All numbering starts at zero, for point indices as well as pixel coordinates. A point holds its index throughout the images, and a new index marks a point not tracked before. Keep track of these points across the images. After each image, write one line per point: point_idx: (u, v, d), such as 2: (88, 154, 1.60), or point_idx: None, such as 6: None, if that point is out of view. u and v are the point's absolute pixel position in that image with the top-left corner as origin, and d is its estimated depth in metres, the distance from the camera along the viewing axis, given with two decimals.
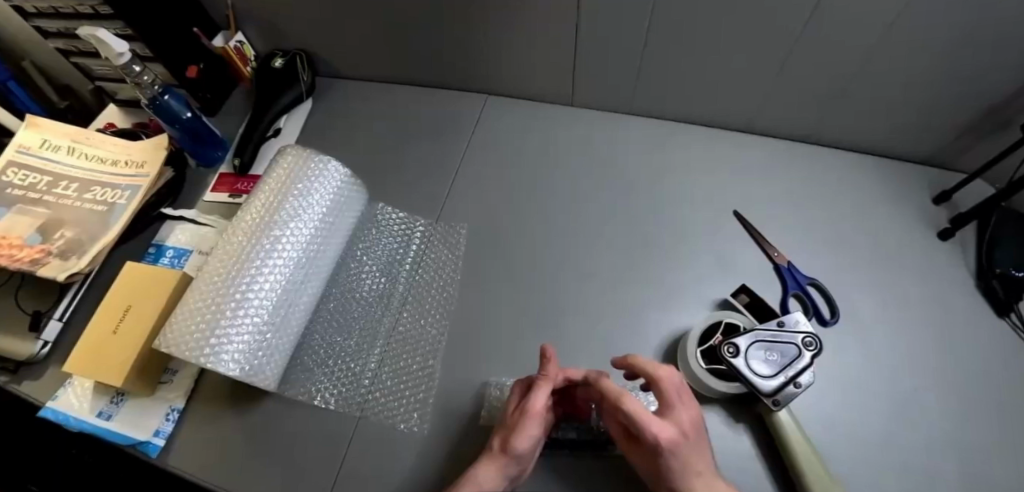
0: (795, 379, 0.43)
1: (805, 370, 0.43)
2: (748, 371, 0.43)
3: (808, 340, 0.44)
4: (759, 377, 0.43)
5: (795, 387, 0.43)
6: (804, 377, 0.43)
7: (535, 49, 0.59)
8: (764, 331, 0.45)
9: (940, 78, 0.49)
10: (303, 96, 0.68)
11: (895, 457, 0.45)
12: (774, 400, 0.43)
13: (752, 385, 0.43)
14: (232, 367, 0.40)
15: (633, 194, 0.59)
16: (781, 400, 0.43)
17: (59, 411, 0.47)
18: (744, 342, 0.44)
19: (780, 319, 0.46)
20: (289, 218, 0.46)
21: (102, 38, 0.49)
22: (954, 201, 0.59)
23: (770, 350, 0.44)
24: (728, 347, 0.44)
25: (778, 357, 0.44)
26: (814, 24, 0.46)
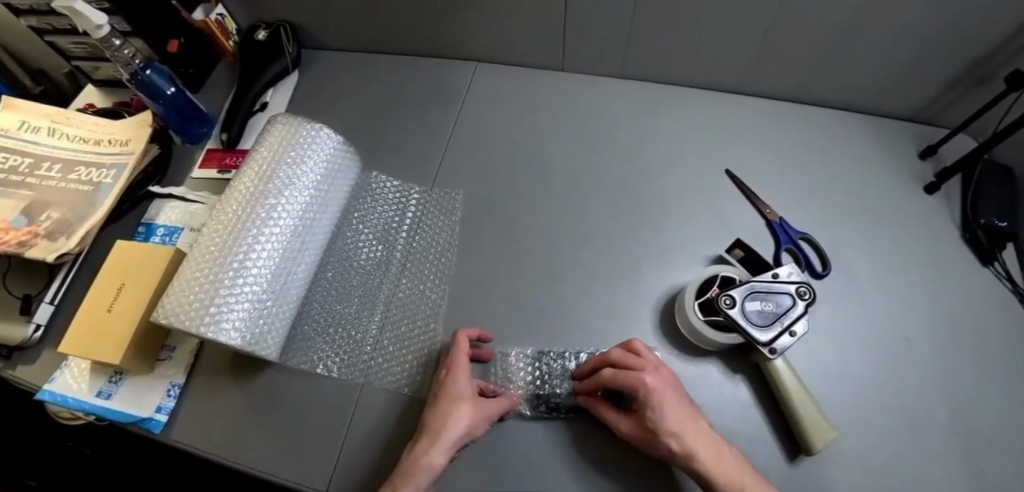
0: (791, 328, 0.44)
1: (799, 319, 0.44)
2: (745, 321, 0.44)
3: (802, 290, 0.45)
4: (756, 327, 0.44)
5: (791, 336, 0.44)
6: (799, 326, 0.44)
7: (523, 15, 0.57)
8: (760, 282, 0.45)
9: (930, 32, 0.49)
10: (289, 68, 0.66)
11: (883, 400, 0.47)
12: (772, 349, 0.44)
13: (749, 335, 0.43)
14: (233, 336, 0.40)
15: (627, 159, 0.59)
16: (778, 348, 0.44)
17: (57, 393, 0.47)
18: (740, 294, 0.45)
19: (774, 270, 0.47)
20: (283, 186, 0.45)
21: (80, 10, 0.48)
22: (940, 155, 0.60)
23: (766, 301, 0.45)
24: (726, 298, 0.44)
25: (774, 307, 0.45)
26: None
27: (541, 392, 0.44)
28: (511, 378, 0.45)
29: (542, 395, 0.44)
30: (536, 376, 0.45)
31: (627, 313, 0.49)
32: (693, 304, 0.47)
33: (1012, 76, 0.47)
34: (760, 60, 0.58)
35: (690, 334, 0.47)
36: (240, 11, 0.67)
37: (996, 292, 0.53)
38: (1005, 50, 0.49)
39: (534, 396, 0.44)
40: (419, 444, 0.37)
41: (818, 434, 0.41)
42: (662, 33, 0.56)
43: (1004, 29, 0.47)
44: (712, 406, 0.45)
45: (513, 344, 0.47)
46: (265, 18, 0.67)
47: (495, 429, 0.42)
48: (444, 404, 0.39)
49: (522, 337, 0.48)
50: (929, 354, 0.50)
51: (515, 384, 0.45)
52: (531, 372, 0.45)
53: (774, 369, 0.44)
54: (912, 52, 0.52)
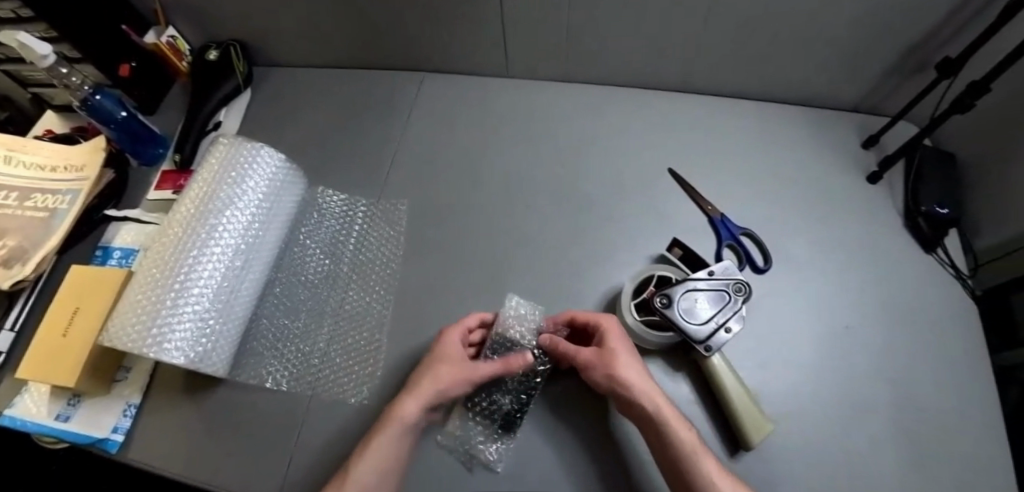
0: (726, 325, 0.45)
1: (735, 315, 0.45)
2: (680, 319, 0.45)
3: (739, 286, 0.46)
4: (692, 324, 0.44)
5: (726, 332, 0.45)
6: (734, 323, 0.45)
7: (465, 25, 0.58)
8: (697, 282, 0.46)
9: (857, 25, 0.50)
10: (241, 87, 0.67)
11: (822, 389, 0.48)
12: (707, 346, 0.45)
13: (684, 333, 0.44)
14: (176, 355, 0.41)
15: (574, 162, 0.60)
16: (713, 345, 0.44)
17: (17, 417, 0.48)
18: (677, 293, 0.45)
19: (710, 268, 0.47)
20: (224, 206, 0.46)
21: (24, 41, 0.50)
22: (882, 144, 0.61)
23: (701, 298, 0.46)
24: (661, 300, 0.45)
25: (710, 303, 0.46)
26: None
27: (486, 403, 0.46)
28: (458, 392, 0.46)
29: (488, 406, 0.45)
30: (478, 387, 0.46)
31: None
32: (632, 305, 0.48)
33: (940, 65, 0.48)
34: (700, 59, 0.59)
35: (630, 333, 0.48)
36: (190, 31, 0.68)
37: (937, 277, 0.54)
38: (932, 39, 0.50)
39: (480, 410, 0.45)
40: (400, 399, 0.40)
41: (755, 429, 0.43)
42: (602, 36, 0.57)
43: (926, 20, 0.48)
44: None
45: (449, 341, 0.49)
46: (215, 37, 0.68)
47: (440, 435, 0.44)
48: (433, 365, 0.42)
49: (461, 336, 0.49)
50: (868, 342, 0.51)
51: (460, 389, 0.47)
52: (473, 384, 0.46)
53: (713, 366, 0.45)
54: (845, 44, 0.53)
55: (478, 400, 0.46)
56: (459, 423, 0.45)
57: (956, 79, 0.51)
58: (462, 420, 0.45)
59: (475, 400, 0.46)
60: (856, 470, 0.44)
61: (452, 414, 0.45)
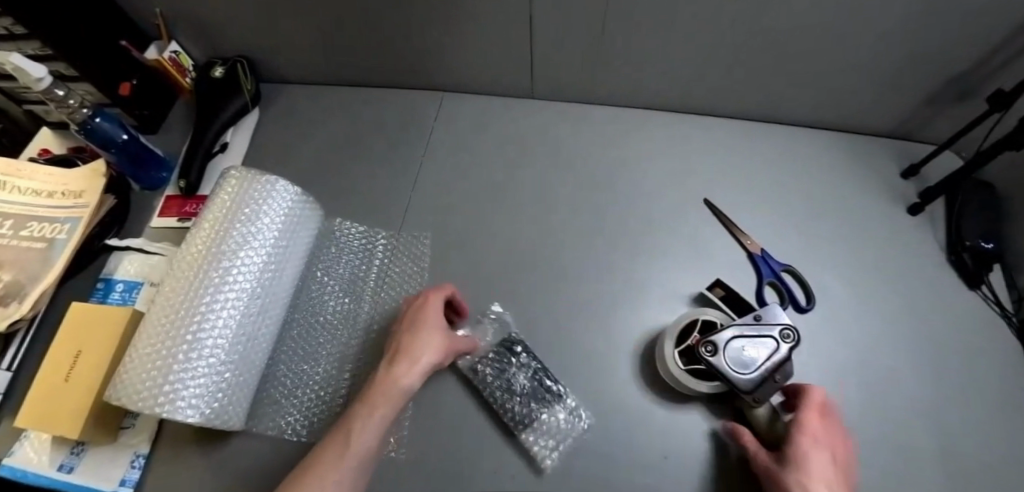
0: (775, 374, 0.42)
1: (785, 364, 0.42)
2: (725, 367, 0.41)
3: (786, 332, 0.43)
4: (738, 374, 0.41)
5: (775, 383, 0.42)
6: (784, 372, 0.42)
7: (489, 46, 0.55)
8: (743, 327, 0.43)
9: (907, 53, 0.47)
10: (248, 106, 0.64)
11: (871, 440, 0.45)
12: (754, 397, 0.41)
13: (730, 383, 0.41)
14: (190, 414, 0.38)
15: (603, 190, 0.57)
16: (766, 394, 0.41)
17: (16, 468, 0.45)
18: (723, 339, 0.43)
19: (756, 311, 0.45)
20: (238, 247, 0.43)
21: (17, 63, 0.46)
22: (922, 173, 0.59)
23: (746, 349, 0.42)
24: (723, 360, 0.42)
25: (758, 351, 0.43)
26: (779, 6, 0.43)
27: (535, 403, 0.44)
28: (507, 418, 0.44)
29: (537, 401, 0.45)
30: (515, 395, 0.45)
31: (605, 360, 0.48)
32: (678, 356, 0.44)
33: (993, 97, 0.45)
34: (735, 83, 0.56)
35: (671, 381, 0.45)
36: (195, 47, 0.64)
37: (982, 316, 0.52)
38: (983, 69, 0.47)
39: (534, 410, 0.44)
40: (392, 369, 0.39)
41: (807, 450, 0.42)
42: (633, 59, 0.54)
43: (982, 50, 0.45)
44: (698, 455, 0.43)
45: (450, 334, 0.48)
46: (221, 53, 0.64)
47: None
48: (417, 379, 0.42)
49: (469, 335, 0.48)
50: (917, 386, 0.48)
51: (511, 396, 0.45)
52: (504, 398, 0.44)
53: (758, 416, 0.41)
54: (890, 71, 0.50)
55: (524, 407, 0.44)
56: (534, 437, 0.43)
57: (1006, 113, 0.49)
58: (534, 435, 0.43)
59: (527, 411, 0.44)
60: None
61: (520, 437, 0.43)
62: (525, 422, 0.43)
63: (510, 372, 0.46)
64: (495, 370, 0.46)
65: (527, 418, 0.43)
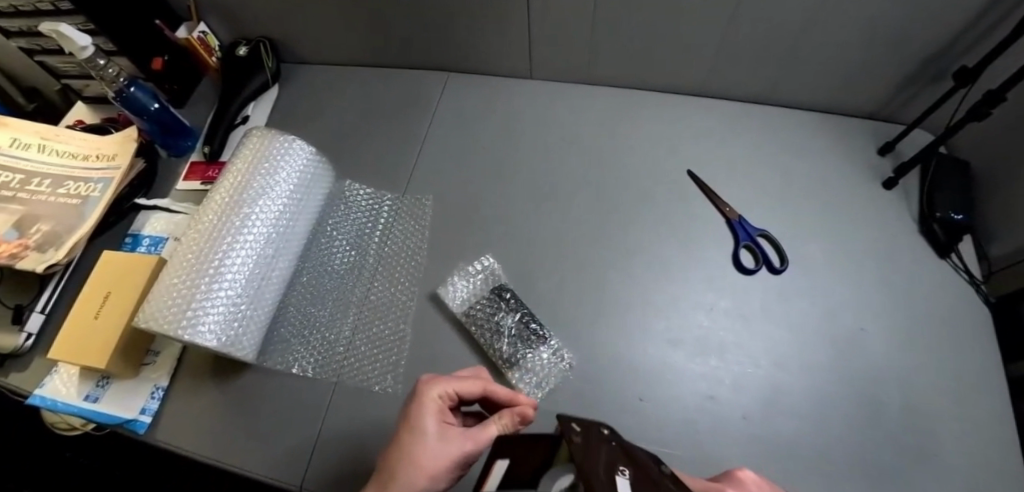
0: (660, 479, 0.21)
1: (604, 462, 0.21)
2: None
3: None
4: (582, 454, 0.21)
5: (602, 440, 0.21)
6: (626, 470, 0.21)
7: (491, 27, 0.60)
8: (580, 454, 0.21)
9: (875, 35, 0.51)
10: (269, 83, 0.69)
11: (840, 388, 0.49)
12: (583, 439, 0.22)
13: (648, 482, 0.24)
14: (209, 338, 0.41)
15: (595, 162, 0.62)
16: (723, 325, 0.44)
17: (47, 397, 0.49)
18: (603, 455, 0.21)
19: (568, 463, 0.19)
20: (258, 195, 0.47)
21: (64, 32, 0.51)
22: (898, 151, 0.62)
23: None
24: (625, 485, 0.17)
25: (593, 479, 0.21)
26: None
27: (521, 344, 0.48)
28: (496, 356, 0.47)
29: (523, 342, 0.48)
30: (503, 337, 0.48)
31: (590, 311, 0.51)
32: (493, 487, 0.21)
33: (959, 73, 0.48)
34: (719, 64, 0.60)
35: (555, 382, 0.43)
36: (222, 28, 0.70)
37: (950, 282, 0.55)
38: (948, 50, 0.51)
39: (520, 346, 0.48)
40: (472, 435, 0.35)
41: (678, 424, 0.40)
42: (624, 40, 0.58)
43: (943, 32, 0.49)
44: (673, 397, 0.47)
45: (448, 287, 0.51)
46: (245, 34, 0.70)
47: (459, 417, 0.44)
48: (409, 443, 0.34)
49: (463, 284, 0.52)
50: (882, 343, 0.51)
51: (504, 337, 0.48)
52: (486, 335, 0.48)
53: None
54: (862, 53, 0.54)
55: (510, 346, 0.48)
56: (520, 375, 0.46)
57: (973, 87, 0.52)
58: (521, 372, 0.46)
59: (514, 351, 0.47)
60: (866, 468, 0.45)
61: (509, 375, 0.46)
62: (513, 361, 0.47)
63: (500, 317, 0.49)
64: (486, 315, 0.49)
65: (514, 357, 0.47)
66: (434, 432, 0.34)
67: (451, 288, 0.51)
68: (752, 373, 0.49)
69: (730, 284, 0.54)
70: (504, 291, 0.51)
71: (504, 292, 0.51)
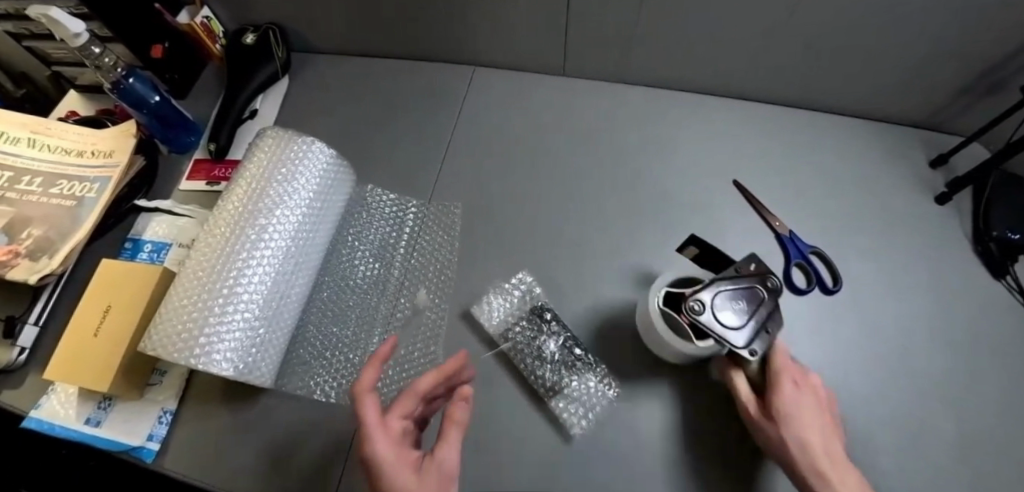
0: (764, 325, 0.38)
1: (762, 330, 0.38)
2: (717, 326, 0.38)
3: (758, 288, 0.40)
4: (730, 331, 0.38)
5: (765, 334, 0.38)
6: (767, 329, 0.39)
7: (523, 22, 0.56)
8: (724, 286, 0.39)
9: (936, 44, 0.48)
10: (279, 73, 0.64)
11: (897, 418, 0.46)
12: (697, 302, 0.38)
13: (723, 341, 0.38)
14: (225, 366, 0.37)
15: (633, 168, 0.57)
16: (758, 350, 0.38)
17: (43, 420, 0.45)
18: (709, 296, 0.39)
19: (733, 269, 0.42)
20: (274, 205, 0.43)
21: (55, 18, 0.45)
22: (951, 164, 0.59)
23: (733, 301, 0.39)
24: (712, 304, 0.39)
25: (738, 310, 0.39)
26: None
27: (565, 370, 0.44)
28: (537, 383, 0.44)
29: (567, 368, 0.45)
30: (546, 362, 0.45)
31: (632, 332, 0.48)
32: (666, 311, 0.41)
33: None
34: (766, 68, 0.56)
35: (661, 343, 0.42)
36: (227, 13, 0.64)
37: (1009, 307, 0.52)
38: (1023, 57, 0.47)
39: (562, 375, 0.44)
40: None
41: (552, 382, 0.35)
42: (668, 38, 0.54)
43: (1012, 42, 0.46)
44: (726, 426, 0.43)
45: (485, 302, 0.48)
46: (253, 21, 0.64)
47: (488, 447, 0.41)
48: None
49: (501, 302, 0.48)
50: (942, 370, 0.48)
51: (547, 360, 0.45)
52: (526, 360, 0.45)
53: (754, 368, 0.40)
54: (921, 63, 0.51)
55: (553, 372, 0.44)
56: (566, 404, 0.43)
57: None
58: (564, 399, 0.43)
59: (558, 378, 0.44)
60: None
61: (552, 404, 0.43)
62: (557, 389, 0.43)
63: (540, 343, 0.46)
64: (524, 343, 0.46)
65: (558, 385, 0.44)
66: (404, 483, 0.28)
67: (488, 301, 0.48)
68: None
69: None
70: (544, 314, 0.47)
71: (544, 312, 0.47)
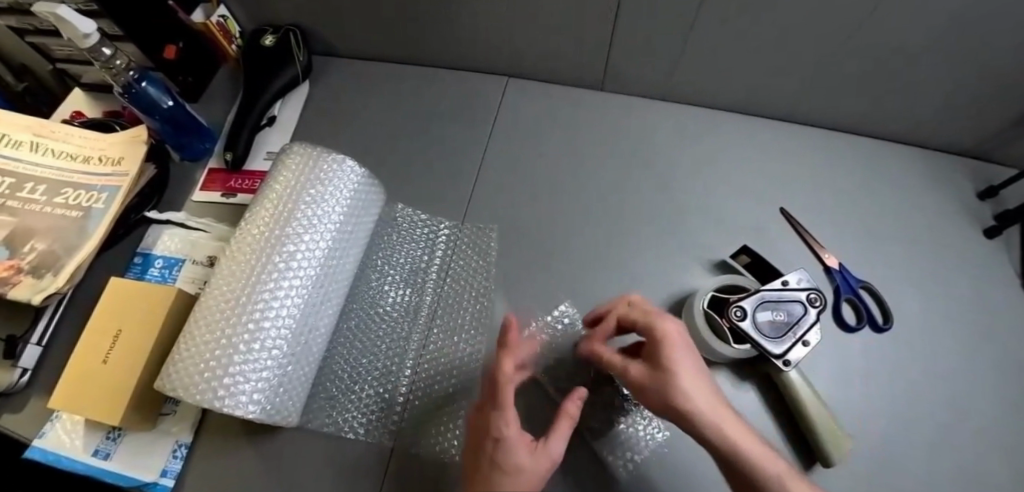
0: (803, 338, 0.41)
1: (811, 329, 0.42)
2: (758, 333, 0.41)
3: (813, 296, 0.43)
4: (768, 339, 0.41)
5: (804, 345, 0.41)
6: (811, 336, 0.42)
7: (564, 35, 0.53)
8: (769, 292, 0.42)
9: (1000, 77, 0.46)
10: (299, 78, 0.61)
11: (958, 467, 0.43)
12: (739, 309, 0.42)
13: (761, 348, 0.41)
14: (251, 409, 0.34)
15: (674, 190, 0.55)
16: (793, 360, 0.41)
17: (48, 451, 0.41)
18: (751, 304, 0.42)
19: (784, 277, 0.44)
20: (302, 230, 0.40)
21: (65, 17, 0.41)
22: (1000, 196, 0.57)
23: (776, 310, 0.42)
24: (748, 312, 0.42)
25: (784, 316, 0.42)
26: (879, 19, 0.42)
27: (610, 413, 0.42)
28: (580, 424, 0.42)
29: (612, 410, 0.42)
30: (589, 402, 0.43)
31: None
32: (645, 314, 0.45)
33: None
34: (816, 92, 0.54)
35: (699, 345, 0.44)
36: (244, 12, 0.61)
37: None
38: None
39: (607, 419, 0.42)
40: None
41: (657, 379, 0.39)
42: (718, 56, 0.51)
43: None
44: None
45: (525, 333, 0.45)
46: (272, 22, 0.61)
47: None
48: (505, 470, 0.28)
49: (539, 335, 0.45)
50: (1005, 415, 0.45)
51: (590, 400, 0.43)
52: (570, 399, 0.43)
53: (790, 383, 0.41)
54: (980, 94, 0.49)
55: (600, 411, 0.42)
56: (610, 450, 0.40)
57: None
58: (608, 444, 0.41)
59: (602, 421, 0.42)
60: None
61: (596, 448, 0.41)
62: (601, 432, 0.41)
63: (584, 378, 0.44)
64: (568, 378, 0.44)
65: (603, 428, 0.41)
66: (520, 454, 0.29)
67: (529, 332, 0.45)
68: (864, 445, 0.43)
69: (829, 340, 0.48)
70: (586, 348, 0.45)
71: None
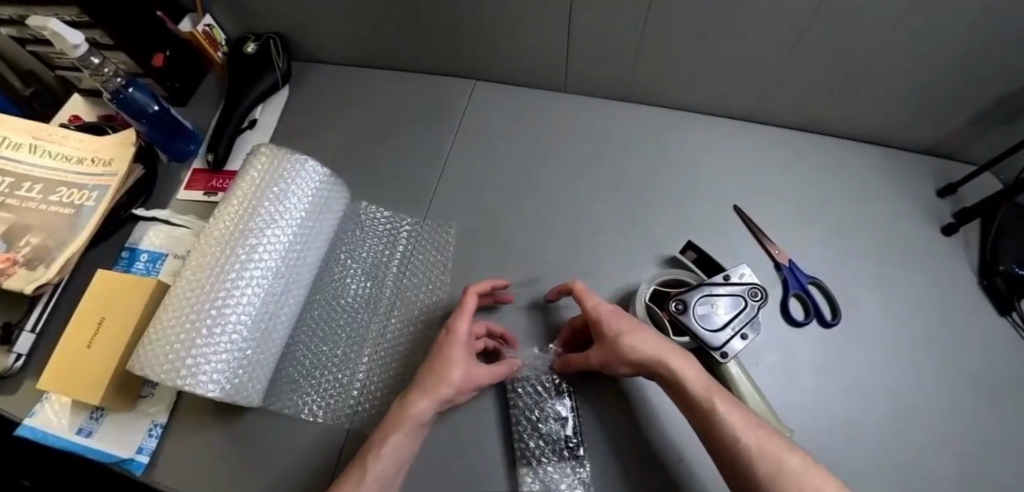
0: (742, 332, 0.43)
1: (751, 322, 0.43)
2: (696, 326, 0.43)
3: (754, 291, 0.44)
4: (708, 331, 0.43)
5: (743, 339, 0.43)
6: (751, 330, 0.43)
7: (526, 39, 0.55)
8: (709, 286, 0.45)
9: (945, 74, 0.47)
10: (279, 84, 0.64)
11: (900, 459, 0.43)
12: (680, 303, 0.44)
13: (700, 339, 0.42)
14: (211, 388, 0.37)
15: (632, 188, 0.57)
16: (730, 353, 0.42)
17: (37, 428, 0.45)
18: (691, 298, 0.44)
19: (726, 272, 0.46)
20: (266, 224, 0.43)
21: (54, 29, 0.45)
22: (960, 194, 0.57)
23: (717, 305, 0.44)
24: (689, 307, 0.44)
25: (726, 310, 0.44)
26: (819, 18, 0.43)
27: (549, 449, 0.41)
28: (516, 448, 0.42)
29: (551, 446, 0.42)
30: (535, 433, 0.42)
31: None
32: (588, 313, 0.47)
33: None
34: (772, 92, 0.55)
35: None
36: (230, 22, 0.64)
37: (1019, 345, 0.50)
38: None
39: (543, 455, 0.41)
40: (408, 395, 0.38)
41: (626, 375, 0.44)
42: (674, 57, 0.53)
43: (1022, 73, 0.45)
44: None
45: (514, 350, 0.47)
46: (256, 30, 0.65)
47: (470, 473, 0.41)
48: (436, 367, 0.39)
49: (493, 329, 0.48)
50: (951, 407, 0.46)
51: (537, 434, 0.42)
52: (519, 423, 0.43)
53: (728, 375, 0.43)
54: (931, 93, 0.49)
55: (541, 449, 0.41)
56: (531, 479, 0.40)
57: None
58: (533, 473, 0.41)
59: (536, 452, 0.41)
60: None
61: (520, 472, 0.41)
62: (530, 460, 0.41)
63: (546, 406, 0.44)
64: (531, 398, 0.44)
65: (533, 457, 0.41)
66: (459, 361, 0.40)
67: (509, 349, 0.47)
68: (811, 438, 0.44)
69: (777, 336, 0.49)
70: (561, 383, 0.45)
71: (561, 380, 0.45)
